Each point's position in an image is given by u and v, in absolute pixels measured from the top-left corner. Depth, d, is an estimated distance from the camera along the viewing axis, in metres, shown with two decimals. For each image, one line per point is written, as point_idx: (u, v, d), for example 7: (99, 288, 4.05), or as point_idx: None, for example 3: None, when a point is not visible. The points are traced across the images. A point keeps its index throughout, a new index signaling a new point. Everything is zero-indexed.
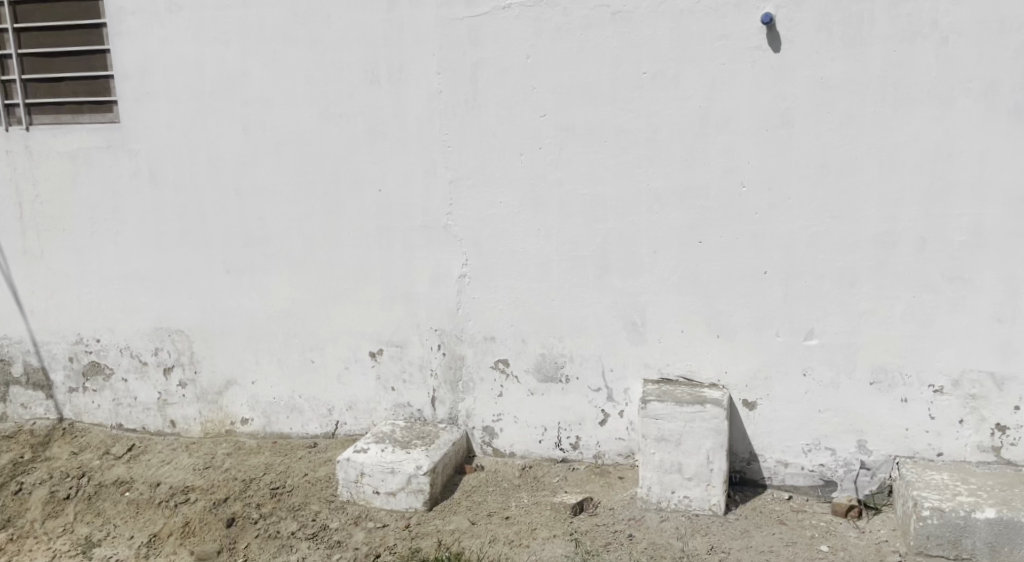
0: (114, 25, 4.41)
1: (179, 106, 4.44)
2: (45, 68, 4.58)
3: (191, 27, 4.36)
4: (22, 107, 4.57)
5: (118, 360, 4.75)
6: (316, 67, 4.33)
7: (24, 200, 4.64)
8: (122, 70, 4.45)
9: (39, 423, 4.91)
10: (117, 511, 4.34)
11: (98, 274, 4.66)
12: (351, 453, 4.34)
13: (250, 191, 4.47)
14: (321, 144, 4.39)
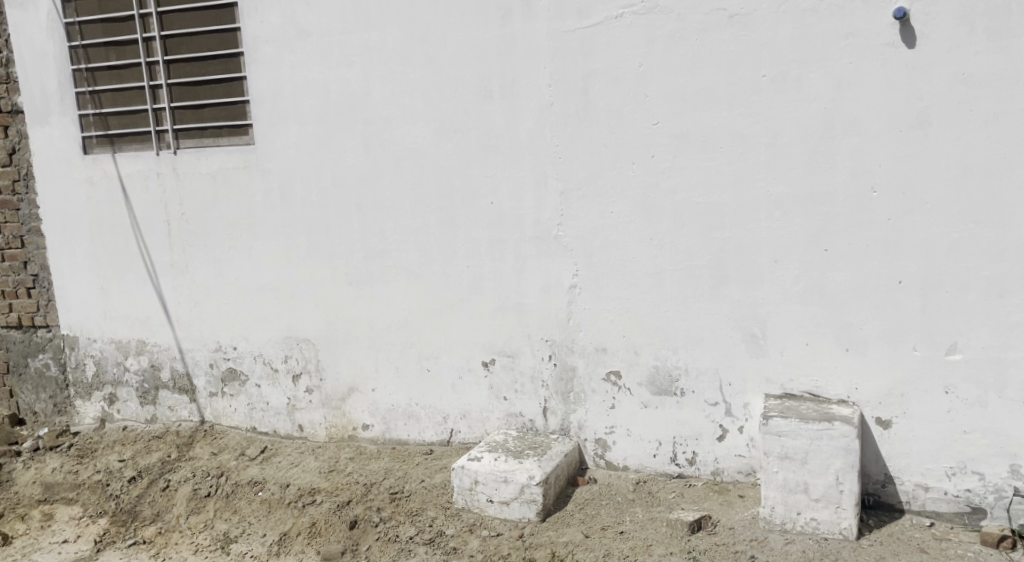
0: (250, 54, 4.75)
1: (307, 127, 4.71)
2: (190, 95, 4.97)
3: (318, 52, 4.63)
4: (171, 133, 4.98)
5: (252, 367, 5.06)
6: (432, 84, 4.48)
7: (171, 216, 5.02)
8: (257, 95, 4.77)
9: (183, 425, 5.28)
10: (252, 510, 4.65)
11: (235, 286, 4.99)
12: (465, 460, 4.43)
13: (371, 206, 4.67)
14: (437, 158, 4.53)
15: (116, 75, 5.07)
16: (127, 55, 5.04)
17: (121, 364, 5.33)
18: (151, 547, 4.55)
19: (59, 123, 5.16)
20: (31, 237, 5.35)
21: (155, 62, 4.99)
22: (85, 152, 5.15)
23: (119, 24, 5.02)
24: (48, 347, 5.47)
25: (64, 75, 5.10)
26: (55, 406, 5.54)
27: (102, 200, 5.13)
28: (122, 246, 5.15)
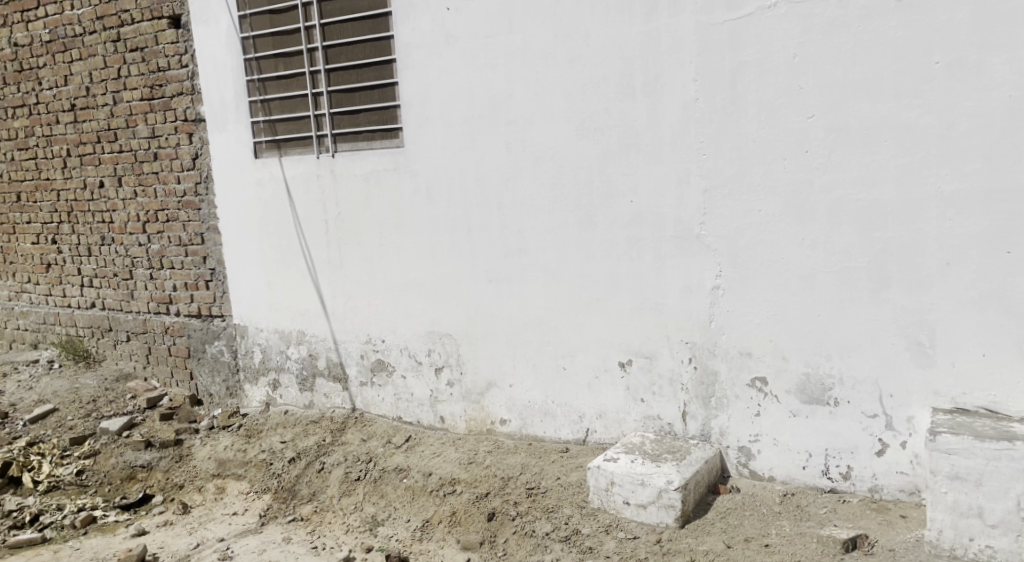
0: (402, 60, 4.93)
1: (452, 129, 4.83)
2: (346, 101, 5.22)
3: (465, 56, 4.72)
4: (330, 137, 5.26)
5: (399, 359, 5.26)
6: (575, 83, 4.46)
7: (328, 215, 5.31)
8: (408, 99, 4.94)
9: (337, 411, 5.58)
10: (397, 495, 4.87)
11: (384, 282, 5.20)
12: (602, 460, 4.38)
13: (512, 206, 4.71)
14: (577, 158, 4.50)
15: (284, 84, 5.42)
16: (292, 65, 5.37)
17: (283, 352, 5.72)
18: (308, 524, 4.94)
19: (234, 130, 5.62)
20: (209, 234, 5.87)
21: (317, 71, 5.29)
22: (256, 157, 5.57)
23: (286, 37, 5.35)
24: (222, 334, 5.98)
25: (240, 86, 5.54)
26: (227, 388, 6.05)
27: (271, 202, 5.53)
28: (287, 243, 5.52)
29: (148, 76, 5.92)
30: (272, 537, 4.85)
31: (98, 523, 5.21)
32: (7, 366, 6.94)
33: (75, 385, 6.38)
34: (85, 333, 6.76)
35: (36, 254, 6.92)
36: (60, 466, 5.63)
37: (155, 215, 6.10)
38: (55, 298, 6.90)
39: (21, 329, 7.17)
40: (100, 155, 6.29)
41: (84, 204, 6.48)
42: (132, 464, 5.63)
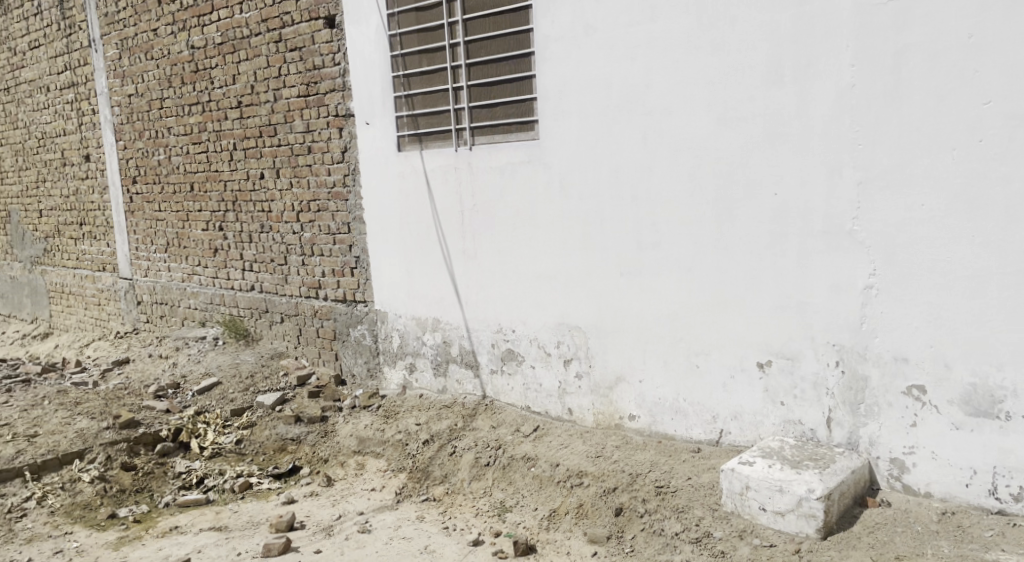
0: (541, 53, 4.78)
1: (588, 120, 4.64)
2: (485, 95, 5.12)
3: (604, 47, 4.52)
4: (468, 131, 5.19)
5: (528, 350, 5.18)
6: (717, 71, 4.15)
7: (464, 207, 5.26)
8: (545, 92, 4.80)
9: (469, 398, 5.57)
10: (525, 483, 4.85)
11: (515, 272, 5.11)
12: (736, 463, 4.12)
13: (647, 198, 4.49)
14: (717, 149, 4.21)
15: (427, 79, 5.40)
16: (435, 60, 5.34)
17: (420, 338, 5.79)
18: (439, 504, 5.00)
19: (380, 124, 5.66)
20: (355, 224, 6.02)
21: (458, 66, 5.24)
22: (399, 151, 5.60)
23: (430, 33, 5.32)
24: (364, 320, 6.14)
25: (386, 83, 5.58)
26: (368, 369, 6.20)
27: (411, 192, 5.56)
28: (424, 232, 5.55)
29: (305, 74, 6.11)
30: (407, 514, 4.93)
31: (252, 489, 5.42)
32: (180, 341, 7.44)
33: (236, 360, 6.76)
34: (245, 314, 7.09)
35: (205, 240, 7.32)
36: (222, 434, 5.97)
37: (308, 205, 6.34)
38: (219, 281, 7.28)
39: (190, 307, 7.63)
40: (261, 148, 6.58)
41: (246, 195, 6.80)
42: (284, 436, 5.87)
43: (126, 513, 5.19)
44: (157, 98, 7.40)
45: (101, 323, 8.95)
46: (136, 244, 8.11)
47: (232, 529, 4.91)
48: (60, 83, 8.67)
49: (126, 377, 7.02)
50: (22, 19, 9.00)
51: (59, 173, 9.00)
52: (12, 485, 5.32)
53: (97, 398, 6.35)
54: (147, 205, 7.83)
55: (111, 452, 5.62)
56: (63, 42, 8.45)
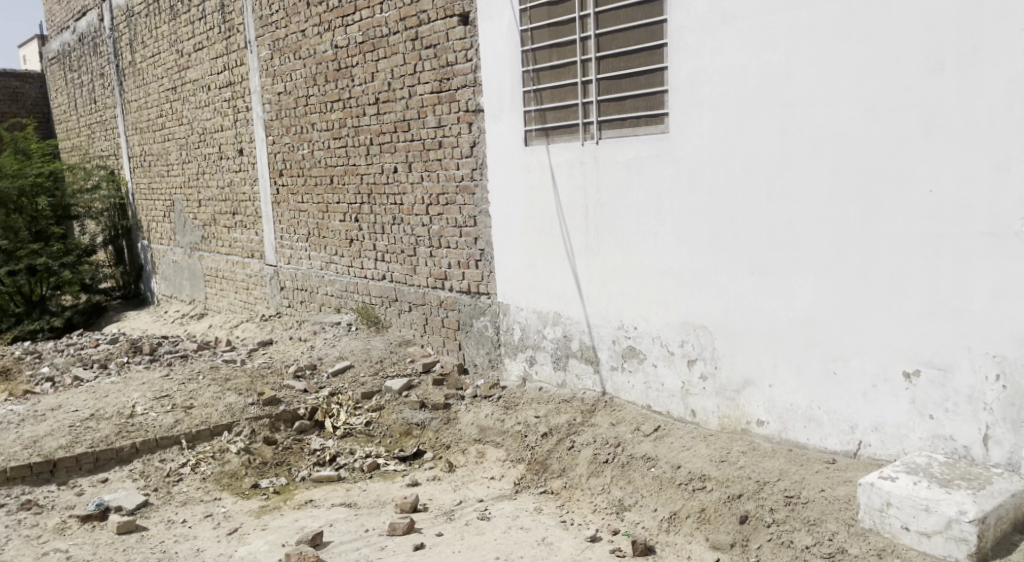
0: (674, 43, 4.56)
1: (721, 113, 4.39)
2: (614, 88, 4.95)
3: (742, 36, 4.26)
4: (595, 125, 5.03)
5: (650, 348, 4.97)
6: (867, 60, 3.84)
7: (589, 202, 5.10)
8: (676, 83, 4.58)
9: (588, 393, 5.41)
10: (645, 483, 4.64)
11: (639, 268, 4.91)
12: (876, 477, 3.80)
13: (783, 194, 4.20)
14: (865, 142, 3.89)
15: (557, 73, 5.28)
16: (565, 54, 5.20)
17: (540, 332, 5.68)
18: (557, 498, 4.91)
19: (509, 119, 5.58)
20: (481, 217, 5.98)
21: (588, 60, 5.08)
22: (526, 145, 5.51)
23: (560, 27, 5.18)
24: (487, 311, 6.07)
25: (516, 78, 5.50)
26: (489, 360, 6.13)
27: (536, 186, 5.46)
28: (548, 227, 5.42)
29: (439, 71, 6.11)
30: (525, 505, 4.86)
31: (379, 470, 5.51)
32: (317, 325, 7.60)
33: (367, 346, 6.82)
34: (377, 302, 7.17)
35: (342, 231, 7.46)
36: (353, 416, 6.00)
37: (437, 198, 6.34)
38: (353, 270, 7.40)
39: (327, 294, 7.80)
40: (396, 143, 6.63)
41: (381, 188, 6.88)
42: (409, 421, 5.86)
43: (267, 484, 5.38)
44: (303, 95, 7.59)
45: (249, 306, 9.28)
46: (281, 233, 8.36)
47: (361, 507, 4.99)
48: (218, 82, 9.03)
49: (269, 357, 7.21)
50: (189, 23, 9.43)
51: (216, 166, 9.40)
52: (170, 451, 5.69)
53: (244, 376, 6.62)
54: (293, 197, 8.05)
55: (254, 426, 5.85)
56: (223, 44, 8.80)
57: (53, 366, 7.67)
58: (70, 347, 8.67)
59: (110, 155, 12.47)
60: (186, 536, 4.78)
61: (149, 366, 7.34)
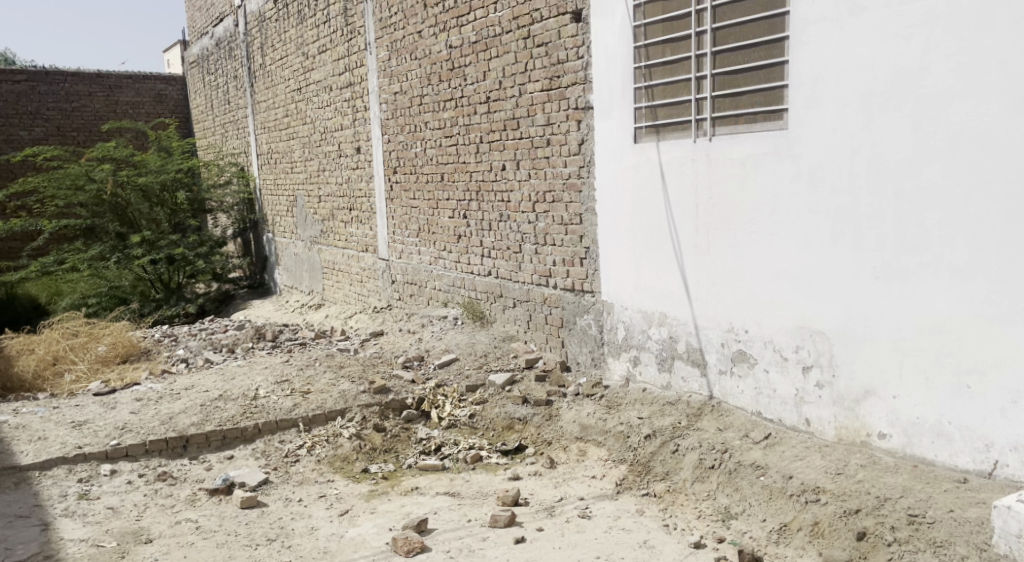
0: (797, 36, 4.34)
1: (847, 108, 4.15)
2: (731, 84, 4.75)
3: (872, 27, 4.00)
4: (709, 121, 4.84)
5: (762, 353, 4.74)
6: (1015, 50, 3.57)
7: (699, 201, 4.92)
8: (797, 78, 4.35)
9: (694, 397, 5.22)
10: (754, 491, 4.45)
11: (752, 270, 4.69)
12: (1013, 500, 3.54)
13: (913, 194, 3.94)
14: (1010, 139, 3.62)
15: (670, 69, 5.10)
16: (680, 49, 5.02)
17: (645, 331, 5.52)
18: (660, 501, 4.74)
19: (619, 116, 5.45)
20: (587, 215, 5.87)
21: (703, 55, 4.89)
22: (635, 142, 5.35)
23: (675, 21, 5.01)
24: (591, 309, 5.96)
25: (628, 74, 5.35)
26: (593, 359, 6.01)
27: (645, 184, 5.30)
28: (657, 226, 5.26)
29: (550, 68, 6.02)
30: (626, 506, 4.73)
31: (483, 462, 5.45)
32: (425, 318, 7.64)
33: (471, 339, 6.79)
34: (482, 297, 7.15)
35: (450, 227, 7.48)
36: (457, 408, 6.00)
37: (544, 196, 6.26)
38: (461, 266, 7.41)
39: (435, 289, 7.84)
40: (505, 141, 6.59)
41: (489, 185, 6.85)
42: (511, 415, 5.82)
43: (376, 469, 5.42)
44: (418, 95, 7.64)
45: (362, 298, 9.44)
46: (393, 228, 8.46)
47: (464, 497, 4.97)
48: (339, 83, 9.22)
49: (380, 347, 7.29)
50: (315, 26, 9.65)
51: (336, 163, 9.60)
52: (288, 433, 5.81)
53: (357, 364, 6.72)
54: (405, 194, 8.13)
55: (366, 413, 5.93)
56: (344, 46, 8.96)
57: (187, 349, 8.08)
58: (203, 332, 9.04)
59: (241, 152, 12.96)
60: (302, 514, 4.87)
61: (271, 352, 7.60)
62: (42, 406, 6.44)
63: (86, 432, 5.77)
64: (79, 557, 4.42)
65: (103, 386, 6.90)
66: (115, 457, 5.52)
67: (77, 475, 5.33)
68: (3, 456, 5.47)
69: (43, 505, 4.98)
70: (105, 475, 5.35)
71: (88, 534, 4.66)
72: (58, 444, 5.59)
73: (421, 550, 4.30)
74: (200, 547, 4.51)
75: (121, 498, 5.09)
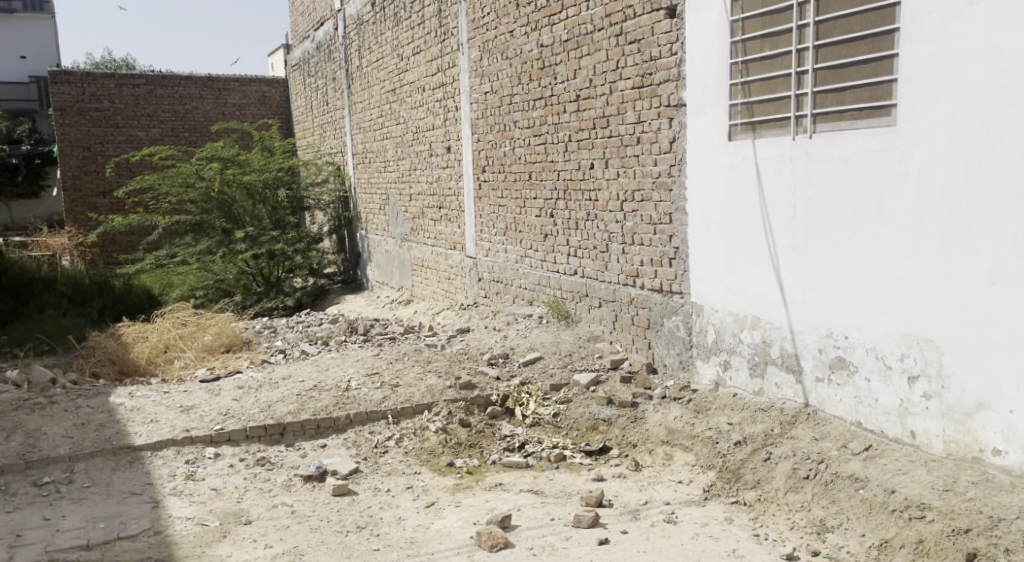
0: (908, 28, 4.09)
1: (962, 103, 3.90)
2: (834, 78, 4.53)
3: (993, 17, 3.74)
4: (810, 118, 4.63)
5: (863, 360, 4.50)
6: None
7: (798, 201, 4.71)
8: (908, 72, 4.11)
9: (788, 404, 4.99)
10: (852, 505, 4.24)
11: (854, 273, 4.46)
12: None
13: None
14: None
15: (768, 64, 4.90)
16: (780, 44, 4.83)
17: (736, 335, 5.32)
18: (750, 510, 4.59)
19: (713, 113, 5.27)
20: (677, 214, 5.71)
21: (805, 49, 4.68)
22: (730, 140, 5.17)
23: (776, 15, 4.82)
24: (679, 311, 5.80)
25: (723, 70, 5.17)
26: (680, 361, 5.84)
27: (740, 183, 5.11)
28: (751, 226, 5.07)
29: (642, 66, 5.88)
30: (715, 514, 4.57)
31: (566, 462, 5.38)
32: (510, 316, 7.59)
33: (556, 338, 6.71)
34: (568, 297, 7.05)
35: (537, 225, 7.41)
36: (541, 406, 5.92)
37: (633, 195, 6.13)
38: (547, 264, 7.33)
39: (521, 288, 7.77)
40: (594, 139, 6.48)
41: (577, 183, 6.76)
42: (596, 416, 5.71)
43: (461, 463, 5.39)
44: (508, 94, 7.60)
45: (449, 296, 9.46)
46: (480, 227, 8.44)
47: (547, 495, 4.89)
48: (432, 84, 9.26)
49: (465, 344, 7.27)
50: (410, 28, 9.72)
51: (427, 162, 9.65)
52: (378, 425, 5.84)
53: (445, 359, 6.71)
54: (493, 192, 8.10)
55: (451, 407, 5.93)
56: (438, 47, 8.99)
57: (285, 340, 8.28)
58: (299, 324, 9.24)
59: (337, 152, 13.19)
60: (390, 504, 4.87)
61: (363, 345, 7.68)
62: (154, 390, 6.59)
63: (193, 416, 5.90)
64: (185, 534, 4.53)
65: (208, 374, 7.10)
66: (219, 441, 5.65)
67: (185, 456, 5.47)
68: (119, 435, 5.64)
69: (155, 483, 5.14)
70: (210, 458, 5.47)
71: (194, 512, 4.78)
72: (168, 427, 5.74)
73: (505, 546, 4.25)
74: (295, 530, 4.57)
75: (224, 480, 5.20)
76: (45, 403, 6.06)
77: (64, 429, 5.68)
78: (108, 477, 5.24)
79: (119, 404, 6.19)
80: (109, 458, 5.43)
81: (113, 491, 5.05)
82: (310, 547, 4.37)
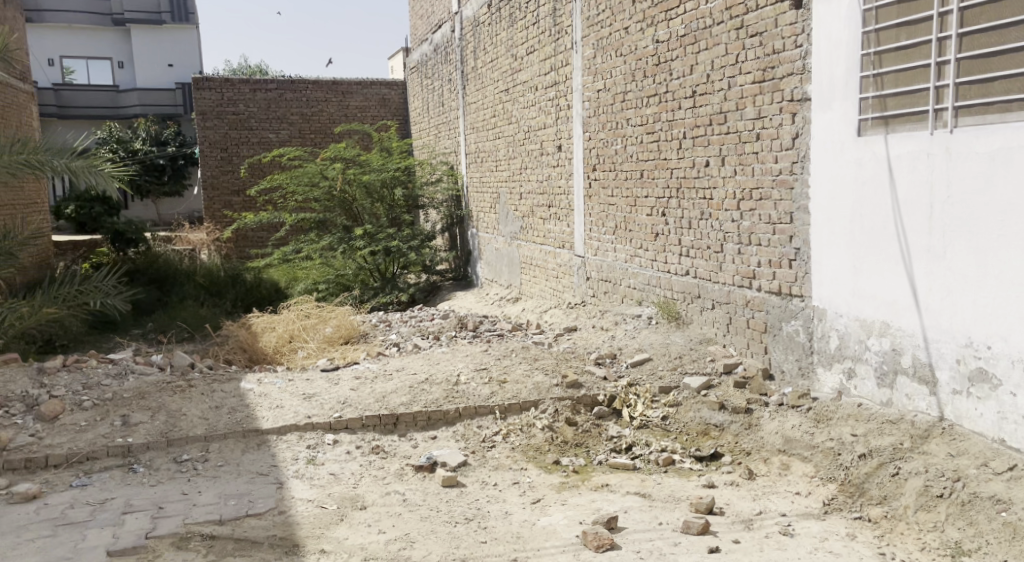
0: None
1: None
2: (980, 68, 4.20)
3: None
4: (951, 111, 4.31)
5: (1009, 373, 4.13)
6: None
7: (936, 201, 4.39)
8: None
9: (920, 416, 4.63)
10: (993, 528, 3.93)
11: (999, 279, 4.11)
12: None
13: None
14: None
15: (903, 54, 4.58)
16: (918, 33, 4.51)
17: (863, 342, 5.01)
18: (875, 527, 4.27)
19: (841, 107, 4.98)
20: (798, 214, 5.43)
21: (947, 37, 4.35)
22: (859, 135, 4.87)
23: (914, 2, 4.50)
24: (799, 316, 5.51)
25: (853, 61, 4.88)
26: (799, 368, 5.53)
27: (870, 181, 4.81)
28: (882, 228, 4.75)
29: (764, 60, 5.61)
30: (835, 528, 4.29)
31: (675, 467, 5.17)
32: (619, 316, 7.42)
33: (666, 340, 6.51)
34: (679, 297, 6.83)
35: (648, 224, 7.22)
36: (649, 408, 5.74)
37: (750, 193, 5.86)
38: (657, 264, 7.13)
39: (632, 287, 7.55)
40: (710, 136, 6.24)
41: (690, 181, 6.54)
42: (708, 421, 5.50)
43: (567, 462, 5.27)
44: (621, 92, 7.43)
45: (556, 293, 9.36)
46: (590, 226, 8.31)
47: (655, 499, 4.71)
48: (545, 83, 9.17)
49: (573, 342, 7.15)
50: (524, 27, 9.66)
51: (538, 161, 9.58)
52: (486, 419, 5.80)
53: (552, 358, 6.59)
54: (603, 190, 7.95)
55: (558, 406, 5.82)
56: (552, 46, 8.89)
57: (398, 334, 8.38)
58: (412, 318, 9.32)
59: (451, 152, 13.30)
60: (496, 498, 4.80)
61: (473, 341, 7.67)
62: (280, 377, 6.74)
63: (315, 403, 6.00)
64: (306, 515, 4.60)
65: (329, 364, 7.23)
66: (338, 428, 5.70)
67: (307, 441, 5.57)
68: (248, 419, 5.78)
69: (280, 465, 5.25)
70: (330, 443, 5.55)
71: (314, 495, 4.85)
72: (292, 413, 5.86)
73: (612, 547, 4.13)
74: (407, 518, 4.56)
75: (342, 466, 5.27)
76: (187, 386, 6.27)
77: (202, 411, 5.87)
78: (239, 457, 5.38)
79: (251, 389, 6.34)
80: (241, 439, 5.58)
81: (244, 471, 5.19)
82: (420, 536, 4.35)
